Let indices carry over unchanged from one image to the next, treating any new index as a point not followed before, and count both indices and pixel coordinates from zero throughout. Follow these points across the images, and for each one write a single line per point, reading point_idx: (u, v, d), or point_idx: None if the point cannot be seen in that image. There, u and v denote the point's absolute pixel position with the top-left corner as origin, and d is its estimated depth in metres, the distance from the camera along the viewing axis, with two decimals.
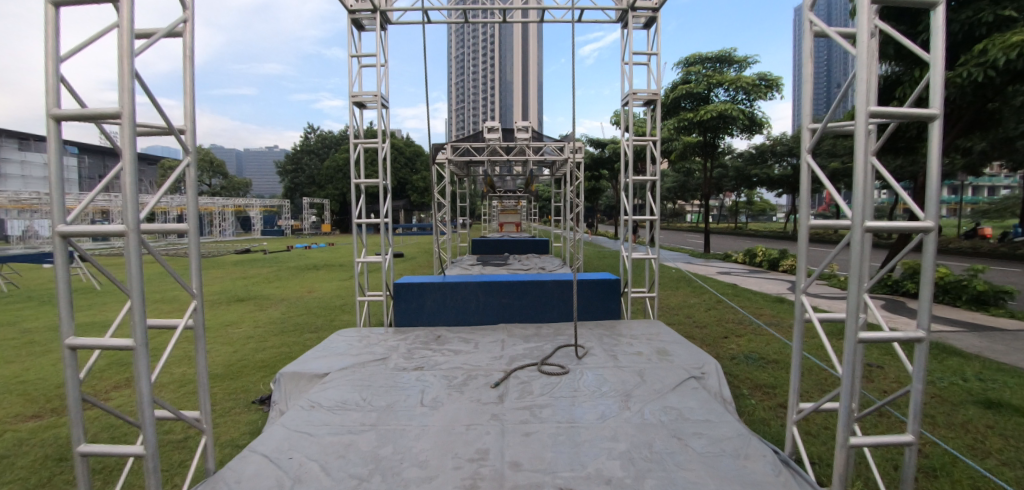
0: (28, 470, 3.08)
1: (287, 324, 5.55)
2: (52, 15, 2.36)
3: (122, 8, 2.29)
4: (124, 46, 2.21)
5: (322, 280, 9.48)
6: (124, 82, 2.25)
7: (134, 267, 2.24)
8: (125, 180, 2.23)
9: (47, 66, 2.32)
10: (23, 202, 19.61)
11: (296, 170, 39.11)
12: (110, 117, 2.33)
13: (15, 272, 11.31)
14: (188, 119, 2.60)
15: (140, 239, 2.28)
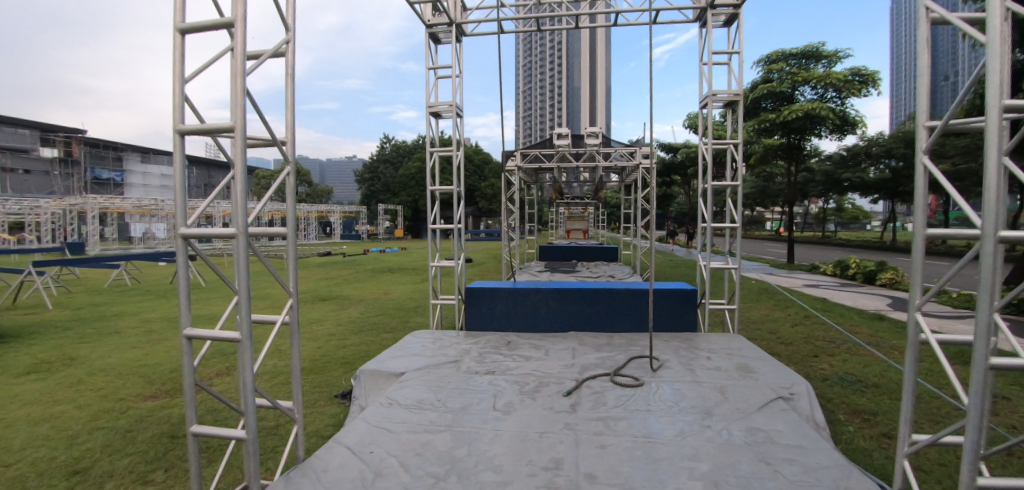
0: (147, 444, 3.48)
1: (365, 324, 5.84)
2: (179, 41, 2.66)
3: (238, 32, 2.51)
4: (238, 66, 2.42)
5: (397, 282, 9.91)
6: (237, 98, 2.46)
7: (243, 266, 2.42)
8: (237, 187, 2.45)
9: (174, 87, 2.62)
10: (147, 208, 22.45)
11: (373, 178, 41.47)
12: (225, 132, 2.57)
13: (139, 269, 12.96)
14: (289, 131, 2.80)
15: (249, 241, 2.48)
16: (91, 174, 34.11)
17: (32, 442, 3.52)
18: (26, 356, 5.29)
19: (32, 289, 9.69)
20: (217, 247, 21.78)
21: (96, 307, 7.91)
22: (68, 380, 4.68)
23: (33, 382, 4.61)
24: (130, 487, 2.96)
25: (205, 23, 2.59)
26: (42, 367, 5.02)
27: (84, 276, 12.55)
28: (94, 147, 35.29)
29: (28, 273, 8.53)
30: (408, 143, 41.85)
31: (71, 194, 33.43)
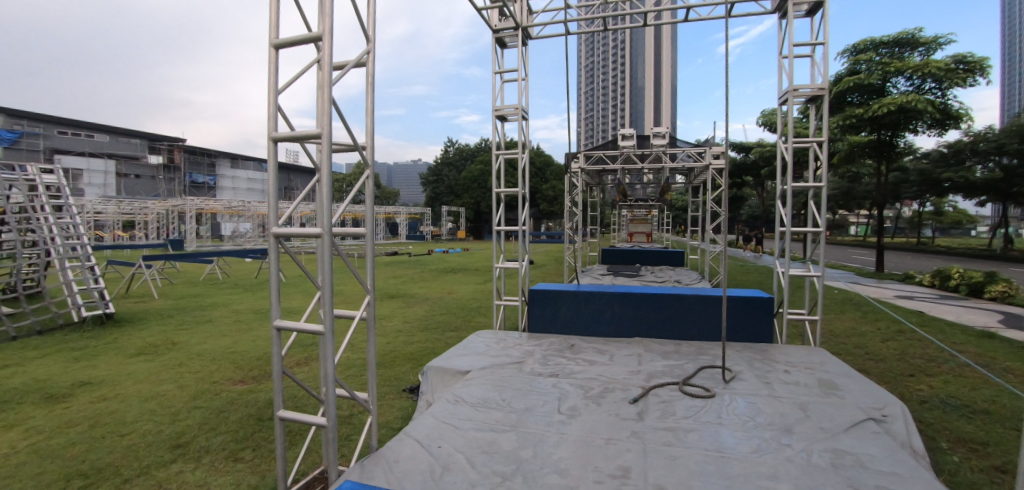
0: (238, 424, 3.80)
1: (431, 323, 6.03)
2: (273, 56, 2.86)
3: (323, 43, 2.63)
4: (325, 76, 2.51)
5: (460, 282, 10.16)
6: (324, 106, 2.55)
7: (326, 265, 2.54)
8: (323, 189, 2.55)
9: (268, 98, 2.80)
10: (236, 209, 24.65)
11: (437, 181, 42.87)
12: (313, 138, 2.72)
13: (230, 265, 14.24)
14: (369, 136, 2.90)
15: (333, 241, 2.61)
16: (189, 178, 38.05)
17: (143, 416, 3.96)
18: (138, 339, 5.98)
19: (142, 280, 10.95)
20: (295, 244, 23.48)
21: (194, 298, 8.78)
22: (171, 362, 5.23)
23: (143, 363, 5.20)
24: (224, 463, 3.25)
25: (296, 38, 2.78)
26: (150, 349, 5.64)
27: (184, 270, 13.99)
28: (192, 154, 39.26)
29: (139, 266, 9.64)
30: (471, 146, 42.92)
31: (173, 196, 37.49)
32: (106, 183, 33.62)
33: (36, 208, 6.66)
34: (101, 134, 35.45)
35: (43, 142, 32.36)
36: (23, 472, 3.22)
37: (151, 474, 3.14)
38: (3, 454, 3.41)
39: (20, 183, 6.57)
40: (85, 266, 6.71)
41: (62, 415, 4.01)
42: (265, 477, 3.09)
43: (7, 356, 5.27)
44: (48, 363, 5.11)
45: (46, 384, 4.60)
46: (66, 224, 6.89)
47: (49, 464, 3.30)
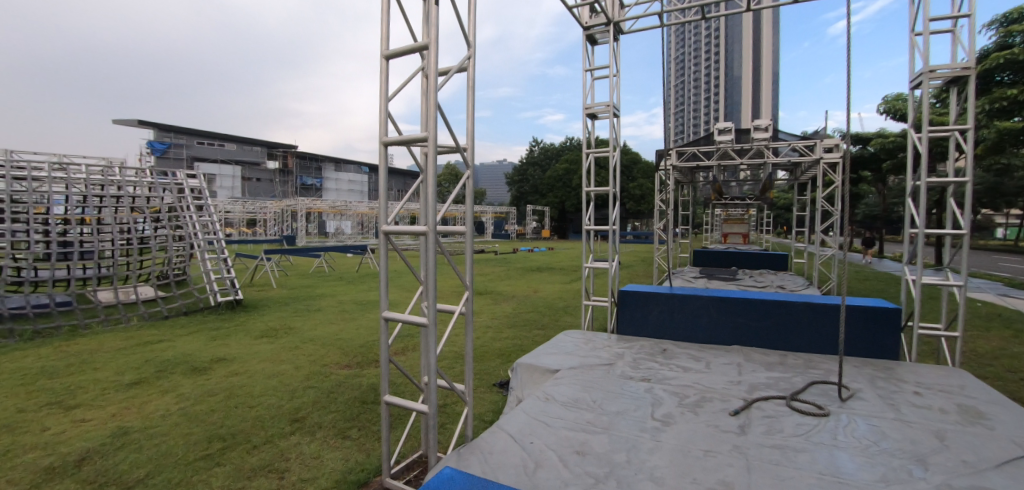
0: (346, 404, 4.17)
1: (519, 320, 6.15)
2: (383, 66, 2.98)
3: (430, 50, 2.71)
4: (432, 80, 2.55)
5: (546, 281, 10.25)
6: (431, 110, 2.58)
7: (432, 261, 2.61)
8: (429, 190, 2.60)
9: (379, 104, 2.86)
10: (338, 208, 26.98)
11: (522, 180, 43.50)
12: (419, 142, 2.79)
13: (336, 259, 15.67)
14: (470, 139, 2.92)
15: (437, 238, 2.69)
16: (299, 181, 42.38)
17: (268, 391, 4.50)
18: (262, 323, 6.79)
19: (264, 270, 12.41)
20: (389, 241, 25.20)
21: (307, 288, 9.79)
22: (288, 344, 5.86)
23: (266, 344, 5.87)
24: (335, 438, 3.59)
25: (406, 49, 2.91)
26: (271, 332, 6.37)
27: (296, 263, 15.63)
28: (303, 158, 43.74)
29: (261, 258, 10.92)
30: (557, 145, 43.10)
31: (287, 196, 42.03)
32: (234, 185, 38.64)
33: (184, 207, 7.84)
34: (231, 143, 40.73)
35: (187, 151, 37.99)
36: (178, 432, 3.82)
37: (274, 443, 3.56)
38: (162, 416, 4.08)
39: (171, 186, 7.75)
40: (219, 257, 7.76)
41: (204, 386, 4.68)
42: (370, 455, 3.35)
43: (164, 332, 6.26)
44: (193, 340, 5.98)
45: (192, 358, 5.39)
46: (205, 221, 8.01)
47: (197, 427, 3.88)
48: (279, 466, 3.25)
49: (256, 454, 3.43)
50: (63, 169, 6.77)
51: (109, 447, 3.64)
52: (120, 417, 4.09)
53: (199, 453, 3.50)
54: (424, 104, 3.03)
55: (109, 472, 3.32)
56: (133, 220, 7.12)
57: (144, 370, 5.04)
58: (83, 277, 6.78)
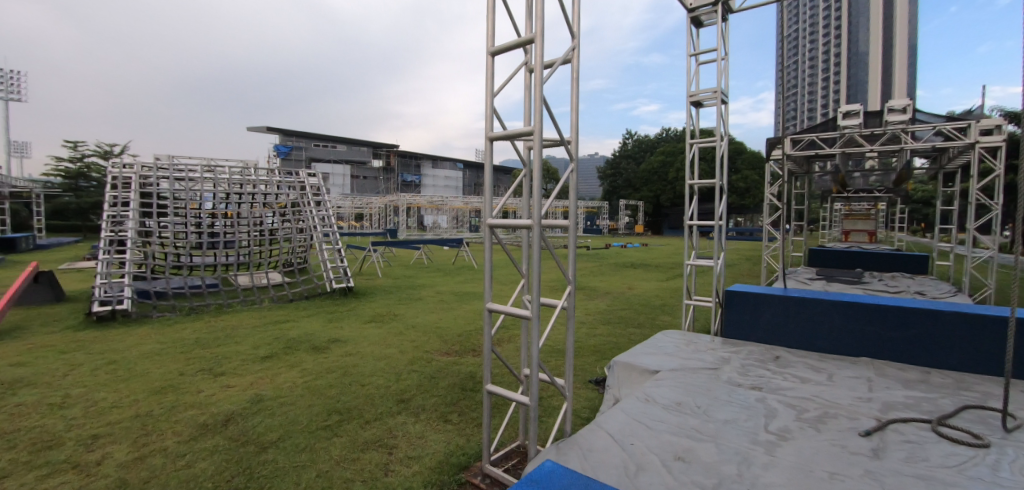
0: (446, 390, 4.39)
1: (614, 317, 6.02)
2: (489, 63, 3.02)
3: (536, 45, 2.70)
4: (540, 74, 2.53)
5: (640, 278, 9.94)
6: (538, 104, 2.57)
7: (537, 254, 2.61)
8: (534, 184, 2.60)
9: (486, 100, 2.92)
10: (436, 203, 28.41)
11: (615, 174, 42.53)
12: (524, 137, 2.79)
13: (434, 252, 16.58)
14: (574, 132, 2.87)
15: (542, 232, 2.69)
16: (401, 179, 45.30)
17: (377, 371, 4.88)
18: (371, 309, 7.38)
19: (371, 261, 13.50)
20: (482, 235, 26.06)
21: (409, 278, 10.46)
22: (395, 330, 6.31)
23: (375, 328, 6.38)
24: (437, 421, 3.79)
25: (511, 44, 2.92)
26: (379, 318, 6.91)
27: (399, 254, 16.79)
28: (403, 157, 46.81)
29: (369, 250, 11.88)
30: (651, 137, 41.58)
31: (389, 192, 45.30)
32: (344, 183, 42.48)
33: (306, 203, 8.76)
34: (343, 145, 44.69)
35: (306, 153, 42.47)
36: (302, 403, 4.28)
37: (384, 420, 3.85)
38: (290, 387, 4.61)
39: (295, 185, 8.71)
40: (334, 248, 8.54)
41: (324, 362, 5.21)
42: (470, 440, 3.48)
43: (290, 313, 7.06)
44: (314, 322, 6.66)
45: (313, 337, 6.02)
46: (323, 215, 8.88)
47: (318, 399, 4.33)
48: (388, 442, 3.51)
49: (368, 429, 3.74)
50: (211, 171, 7.92)
51: (249, 410, 4.20)
52: (258, 385, 4.70)
53: (321, 423, 3.90)
54: (528, 98, 3.04)
55: (249, 432, 3.84)
56: (264, 214, 8.10)
57: (275, 345, 5.74)
58: (227, 263, 7.86)
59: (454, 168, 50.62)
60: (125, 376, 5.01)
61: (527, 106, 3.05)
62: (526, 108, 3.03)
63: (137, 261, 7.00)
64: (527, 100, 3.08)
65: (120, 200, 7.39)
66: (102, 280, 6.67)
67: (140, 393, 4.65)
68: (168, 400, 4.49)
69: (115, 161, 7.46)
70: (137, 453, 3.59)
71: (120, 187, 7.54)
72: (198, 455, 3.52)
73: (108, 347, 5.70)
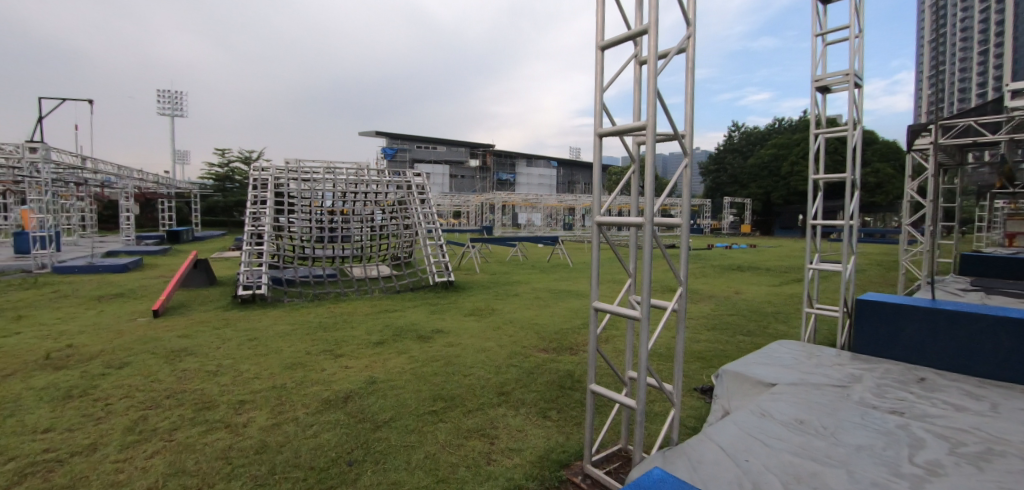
0: (543, 386, 4.46)
1: (720, 323, 5.68)
2: (598, 57, 2.96)
3: (649, 35, 2.58)
4: (654, 65, 2.41)
5: (747, 282, 9.27)
6: (649, 97, 2.47)
7: (647, 254, 2.46)
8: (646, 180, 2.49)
9: (595, 95, 2.87)
10: (530, 201, 31.02)
11: (719, 170, 40.10)
12: (636, 131, 2.67)
13: (527, 249, 16.90)
14: (688, 124, 2.72)
15: (654, 230, 2.57)
16: (496, 177, 48.01)
17: (478, 363, 5.11)
18: (470, 303, 7.73)
19: (469, 256, 14.14)
20: (577, 233, 26.20)
21: (505, 275, 10.77)
22: (494, 324, 6.56)
23: (475, 321, 6.68)
24: (536, 416, 3.87)
25: (622, 37, 2.82)
26: (478, 312, 7.22)
27: (494, 251, 17.38)
28: (499, 156, 48.49)
29: (468, 246, 12.43)
30: (761, 128, 38.66)
31: (485, 191, 47.13)
32: (443, 182, 44.95)
33: (412, 201, 9.37)
34: (440, 146, 48.79)
35: (409, 154, 45.67)
36: (410, 387, 4.62)
37: (485, 410, 4.02)
38: (400, 372, 5.01)
39: (402, 184, 9.36)
40: (437, 243, 9.04)
41: (429, 351, 5.57)
42: (570, 439, 3.51)
43: (397, 304, 7.63)
44: (418, 312, 7.14)
45: (419, 327, 6.46)
46: (427, 212, 9.42)
47: (424, 385, 4.65)
48: (489, 432, 3.66)
49: (470, 417, 3.94)
50: (331, 172, 8.82)
51: (364, 391, 4.62)
52: (373, 368, 5.17)
53: (428, 408, 4.18)
54: (638, 92, 2.94)
55: (366, 410, 4.23)
56: (375, 212, 8.82)
57: (385, 332, 6.25)
58: (344, 256, 8.68)
59: (550, 166, 52.81)
60: (264, 351, 5.80)
61: (637, 101, 2.95)
62: (636, 102, 2.93)
63: (272, 252, 8.00)
64: (636, 94, 2.97)
65: (259, 199, 8.54)
66: (246, 268, 7.71)
67: (276, 367, 5.34)
68: (299, 375, 5.10)
69: (256, 165, 8.63)
70: (275, 419, 4.13)
71: (259, 187, 8.71)
72: (324, 426, 3.97)
73: (250, 326, 6.62)
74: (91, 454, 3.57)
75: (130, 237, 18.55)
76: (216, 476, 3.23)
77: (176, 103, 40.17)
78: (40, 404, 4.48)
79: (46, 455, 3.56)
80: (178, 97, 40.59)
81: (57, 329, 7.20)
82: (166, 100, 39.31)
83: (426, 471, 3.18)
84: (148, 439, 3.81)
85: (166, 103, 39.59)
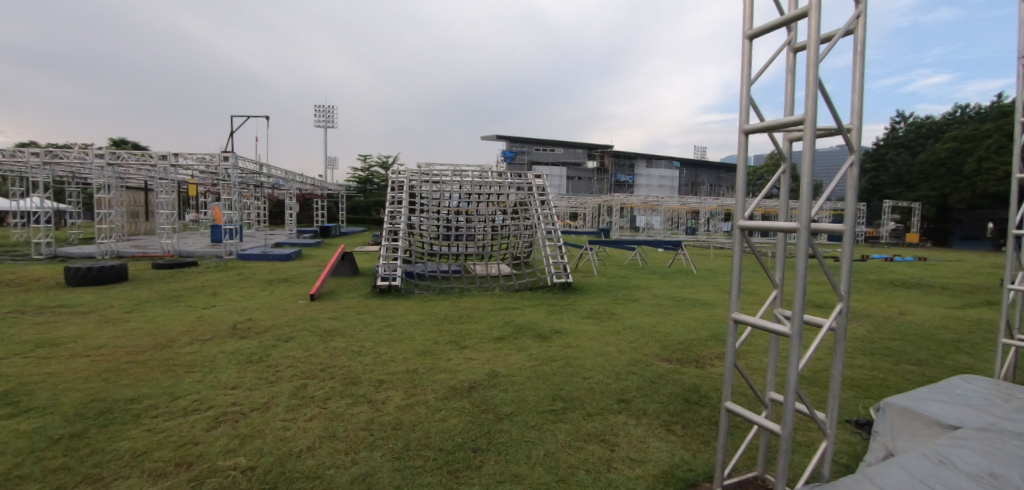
0: (666, 398, 4.34)
1: (881, 348, 4.97)
2: (747, 48, 2.56)
3: (809, 18, 2.12)
4: (815, 49, 1.98)
5: (915, 301, 7.92)
6: (808, 86, 2.01)
7: (801, 263, 2.08)
8: (801, 182, 2.11)
9: (741, 89, 2.50)
10: (650, 203, 30.41)
11: (879, 168, 34.94)
12: (791, 126, 2.23)
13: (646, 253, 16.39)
14: (856, 117, 2.22)
15: (812, 239, 2.14)
16: (614, 178, 47.35)
17: (597, 367, 5.13)
18: (589, 305, 7.76)
19: (586, 259, 14.12)
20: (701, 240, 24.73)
21: (623, 279, 10.59)
22: (613, 328, 6.52)
23: (594, 325, 6.70)
24: (660, 429, 3.79)
25: (774, 24, 2.39)
26: (596, 315, 7.22)
27: (611, 254, 17.16)
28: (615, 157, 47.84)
29: (585, 248, 12.44)
30: (936, 118, 32.93)
31: (601, 193, 46.79)
32: (560, 183, 45.63)
33: (532, 202, 9.70)
34: (556, 147, 49.61)
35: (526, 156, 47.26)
36: (531, 385, 4.81)
37: (605, 416, 4.05)
38: (521, 368, 5.25)
39: (523, 186, 9.80)
40: (556, 244, 9.17)
41: (549, 350, 5.73)
42: (697, 457, 3.37)
43: (517, 302, 7.96)
44: (537, 312, 7.37)
45: (537, 326, 6.66)
46: (547, 213, 9.66)
47: (544, 384, 4.81)
48: (609, 439, 3.68)
49: (590, 421, 3.99)
50: (458, 174, 9.61)
51: (487, 382, 4.93)
52: (497, 362, 5.48)
53: (547, 406, 4.32)
54: (792, 84, 2.50)
55: (488, 401, 4.51)
56: (497, 212, 9.51)
57: (506, 329, 6.57)
58: (468, 253, 9.27)
59: (670, 167, 50.85)
60: (400, 337, 6.47)
61: (790, 93, 2.51)
62: (790, 95, 2.48)
63: (405, 248, 8.87)
64: (788, 87, 2.53)
65: (396, 199, 9.59)
66: (384, 261, 8.64)
67: (411, 352, 5.94)
68: (430, 362, 5.62)
69: (395, 168, 9.75)
70: (408, 400, 4.61)
71: (397, 189, 9.80)
72: (453, 411, 4.34)
73: (387, 313, 7.43)
74: (266, 411, 4.36)
75: (293, 231, 21.94)
76: (360, 445, 3.72)
77: (329, 117, 46.34)
78: (232, 365, 5.57)
79: (235, 407, 4.42)
80: (330, 111, 46.73)
81: (242, 305, 8.83)
82: (322, 114, 45.62)
83: (546, 469, 3.31)
84: (307, 404, 4.52)
85: (322, 117, 45.98)
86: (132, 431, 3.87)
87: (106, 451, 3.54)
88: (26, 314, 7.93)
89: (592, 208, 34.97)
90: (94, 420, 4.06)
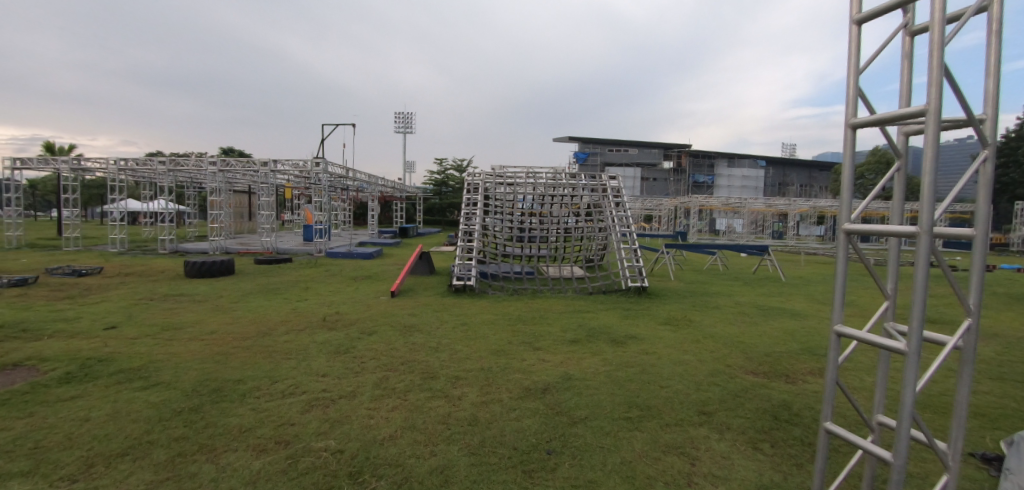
0: (752, 413, 4.13)
1: (1017, 374, 4.36)
2: (854, 33, 2.23)
3: None
4: (940, 31, 1.66)
5: None
6: (930, 73, 1.72)
7: (921, 273, 1.87)
8: (922, 181, 1.86)
9: (848, 80, 2.22)
10: (731, 205, 28.68)
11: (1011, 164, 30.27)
12: (911, 117, 1.93)
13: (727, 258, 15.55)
14: (991, 105, 1.92)
15: (935, 245, 1.90)
16: (691, 179, 45.17)
17: (675, 376, 4.99)
18: (666, 312, 7.52)
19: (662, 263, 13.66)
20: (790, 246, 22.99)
21: (702, 285, 10.15)
22: (692, 336, 6.28)
23: (671, 331, 6.50)
24: (745, 446, 3.63)
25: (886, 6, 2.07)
26: (673, 321, 7.01)
27: (688, 259, 16.47)
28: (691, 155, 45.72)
29: (661, 252, 12.05)
30: None
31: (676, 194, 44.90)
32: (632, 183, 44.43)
33: (606, 204, 9.67)
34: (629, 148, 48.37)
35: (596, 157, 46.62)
36: (605, 390, 4.79)
37: (684, 428, 3.94)
38: (596, 373, 5.24)
39: (597, 187, 9.83)
40: (631, 248, 9.00)
41: (624, 356, 5.66)
42: (788, 480, 3.18)
43: (590, 305, 7.92)
44: (611, 316, 7.28)
45: (612, 331, 6.58)
46: (622, 216, 9.57)
47: (620, 390, 4.77)
48: (689, 452, 3.59)
49: (668, 432, 3.90)
50: (532, 176, 9.87)
51: (561, 385, 4.98)
52: (572, 365, 5.51)
53: (623, 413, 4.28)
54: (909, 71, 2.21)
55: (562, 404, 4.55)
56: (571, 215, 9.50)
57: (580, 333, 6.56)
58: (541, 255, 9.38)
59: (754, 166, 47.66)
60: (476, 336, 6.70)
61: (907, 81, 2.22)
62: (906, 84, 2.21)
63: (479, 249, 9.16)
64: (902, 75, 2.26)
65: (472, 201, 9.96)
66: (460, 262, 8.95)
67: (486, 351, 6.13)
68: (505, 361, 5.77)
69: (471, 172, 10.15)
70: (483, 397, 4.78)
71: (472, 191, 10.26)
72: (528, 411, 4.44)
73: (463, 312, 7.72)
74: (352, 399, 4.72)
75: (375, 231, 23.35)
76: (439, 437, 3.93)
77: (408, 123, 48.61)
78: (322, 354, 6.09)
79: (325, 394, 4.84)
80: (408, 118, 48.97)
81: (330, 300, 9.59)
82: (401, 120, 47.95)
83: (622, 477, 3.29)
84: (389, 395, 4.84)
85: (401, 124, 48.40)
86: (238, 409, 4.38)
87: (218, 425, 4.04)
88: (155, 301, 9.19)
89: (668, 210, 33.69)
90: (209, 397, 4.64)
